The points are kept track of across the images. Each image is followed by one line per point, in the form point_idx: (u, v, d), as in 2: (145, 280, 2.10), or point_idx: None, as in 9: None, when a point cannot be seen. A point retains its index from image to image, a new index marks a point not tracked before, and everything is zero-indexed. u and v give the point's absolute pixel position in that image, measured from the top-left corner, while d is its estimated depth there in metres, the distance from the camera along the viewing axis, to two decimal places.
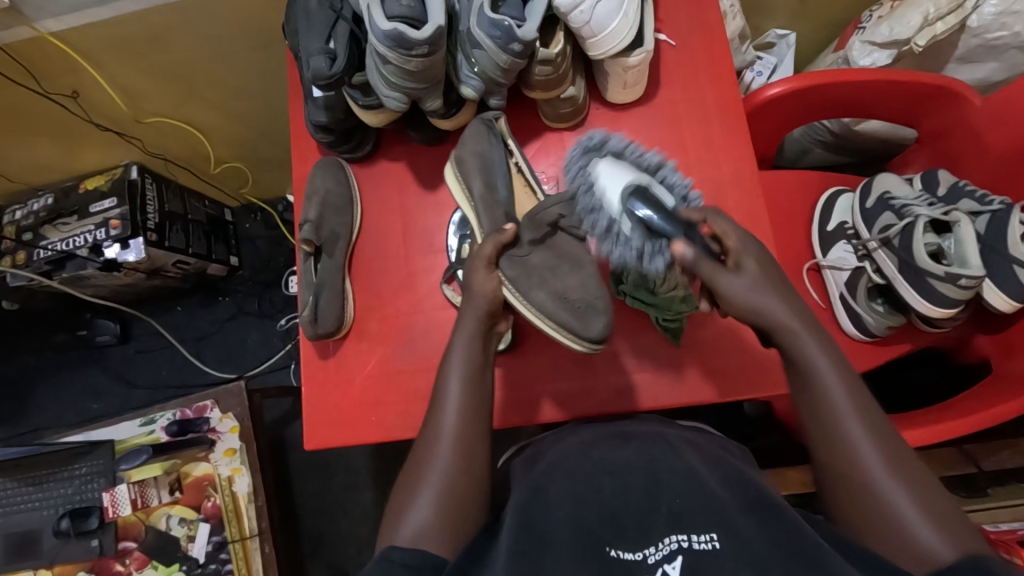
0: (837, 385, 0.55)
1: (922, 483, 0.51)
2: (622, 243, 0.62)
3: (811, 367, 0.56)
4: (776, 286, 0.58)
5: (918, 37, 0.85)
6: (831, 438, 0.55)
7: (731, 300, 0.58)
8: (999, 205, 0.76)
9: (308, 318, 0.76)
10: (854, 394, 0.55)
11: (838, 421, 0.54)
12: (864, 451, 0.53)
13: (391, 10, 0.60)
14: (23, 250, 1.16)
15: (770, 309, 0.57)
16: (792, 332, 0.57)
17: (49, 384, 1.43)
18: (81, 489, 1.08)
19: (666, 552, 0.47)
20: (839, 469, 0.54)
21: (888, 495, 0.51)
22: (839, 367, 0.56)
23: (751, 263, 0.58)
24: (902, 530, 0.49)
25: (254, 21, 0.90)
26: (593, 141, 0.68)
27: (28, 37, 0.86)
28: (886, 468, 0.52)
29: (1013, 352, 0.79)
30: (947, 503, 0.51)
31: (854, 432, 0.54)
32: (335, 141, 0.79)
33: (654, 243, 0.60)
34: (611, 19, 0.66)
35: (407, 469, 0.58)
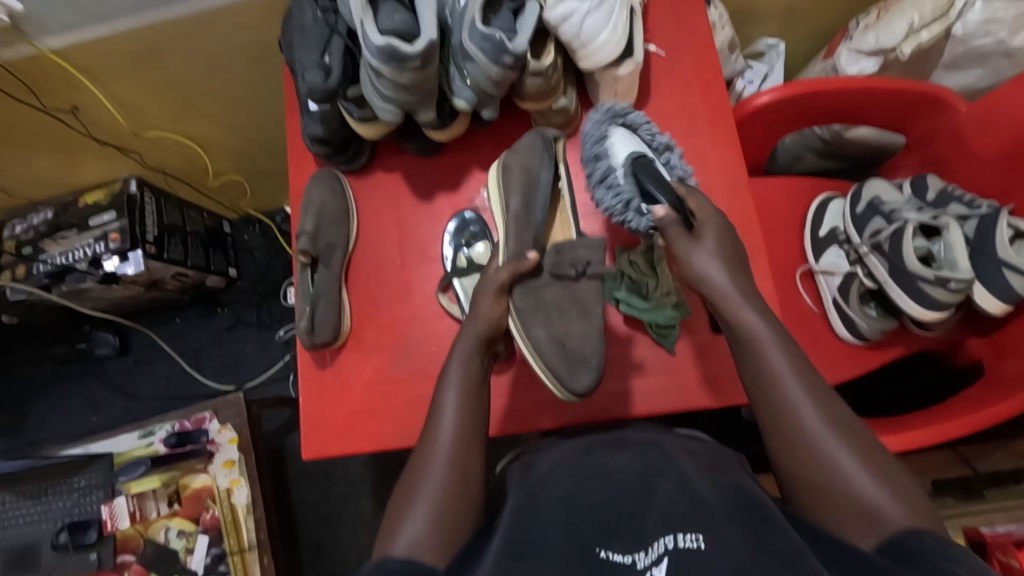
0: (780, 355, 0.56)
1: (866, 448, 0.52)
2: (612, 192, 0.70)
3: (753, 335, 0.58)
4: (730, 257, 0.61)
5: (903, 45, 0.87)
6: (775, 406, 0.55)
7: (686, 264, 0.61)
8: (987, 210, 0.78)
9: (305, 328, 0.77)
10: (793, 358, 0.56)
11: (781, 390, 0.55)
12: (808, 418, 0.54)
13: (384, 25, 0.61)
14: (23, 264, 1.17)
15: (720, 283, 0.59)
16: (732, 299, 0.59)
17: (48, 397, 1.44)
18: (81, 501, 1.08)
19: (655, 556, 0.47)
20: (787, 440, 0.54)
21: (832, 461, 0.52)
22: (777, 331, 0.58)
23: (710, 233, 0.61)
24: (846, 492, 0.50)
25: (251, 36, 0.92)
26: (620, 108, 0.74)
27: (28, 55, 0.87)
28: (830, 436, 0.53)
29: (1005, 355, 0.79)
30: (887, 462, 0.52)
31: (799, 400, 0.55)
32: (331, 153, 0.80)
33: (642, 201, 0.68)
34: (600, 31, 0.68)
35: (405, 480, 0.58)
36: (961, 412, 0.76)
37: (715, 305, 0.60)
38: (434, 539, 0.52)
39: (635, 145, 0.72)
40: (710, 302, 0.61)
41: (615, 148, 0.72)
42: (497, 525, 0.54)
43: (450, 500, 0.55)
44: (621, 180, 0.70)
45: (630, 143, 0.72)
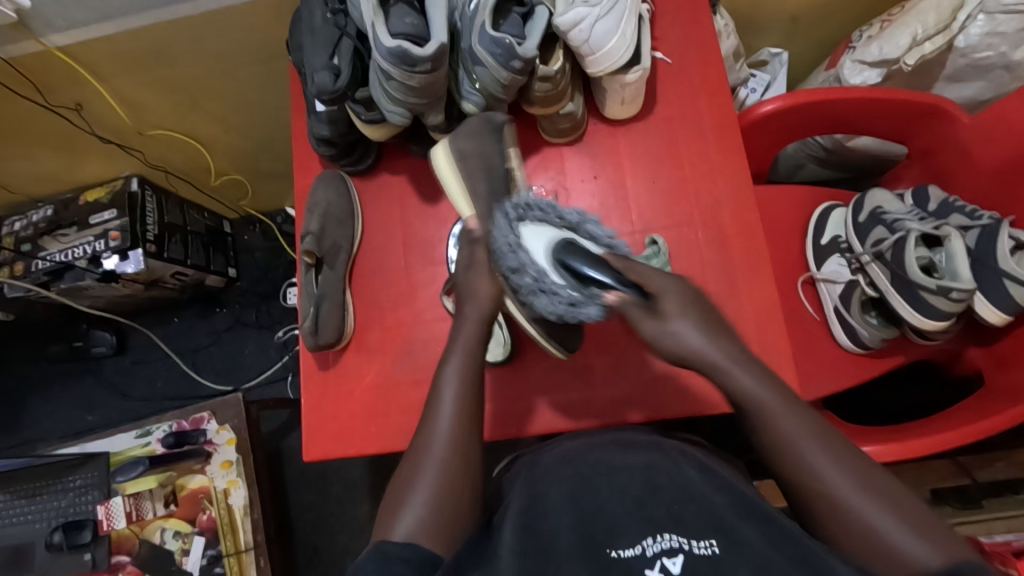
0: (786, 415, 0.55)
1: (895, 497, 0.50)
2: (550, 295, 0.61)
3: (756, 399, 0.56)
4: (706, 322, 0.57)
5: (906, 56, 0.88)
6: (796, 471, 0.53)
7: (659, 343, 0.57)
8: (989, 220, 0.78)
9: (308, 329, 0.77)
10: (802, 419, 0.55)
11: (795, 451, 0.54)
12: (829, 478, 0.52)
13: (395, 28, 0.61)
14: (22, 261, 1.17)
15: (707, 350, 0.56)
16: (719, 362, 0.56)
17: (44, 395, 1.43)
18: (76, 501, 1.07)
19: (665, 547, 0.46)
20: (809, 500, 0.52)
21: (859, 515, 0.50)
22: (776, 389, 0.56)
23: (677, 298, 0.57)
24: (884, 545, 0.48)
25: (257, 36, 0.92)
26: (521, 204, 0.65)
27: (34, 51, 0.87)
28: (854, 491, 0.51)
29: (1005, 365, 0.80)
30: (924, 511, 0.50)
31: (815, 459, 0.53)
32: (337, 154, 0.80)
33: (583, 291, 0.59)
34: (609, 37, 0.68)
35: (400, 471, 0.56)
36: (957, 423, 0.76)
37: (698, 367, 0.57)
38: (432, 531, 0.51)
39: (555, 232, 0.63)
40: (696, 366, 0.57)
41: (531, 246, 0.62)
42: (500, 525, 0.53)
43: (450, 495, 0.53)
44: (552, 284, 0.60)
45: (545, 233, 0.63)
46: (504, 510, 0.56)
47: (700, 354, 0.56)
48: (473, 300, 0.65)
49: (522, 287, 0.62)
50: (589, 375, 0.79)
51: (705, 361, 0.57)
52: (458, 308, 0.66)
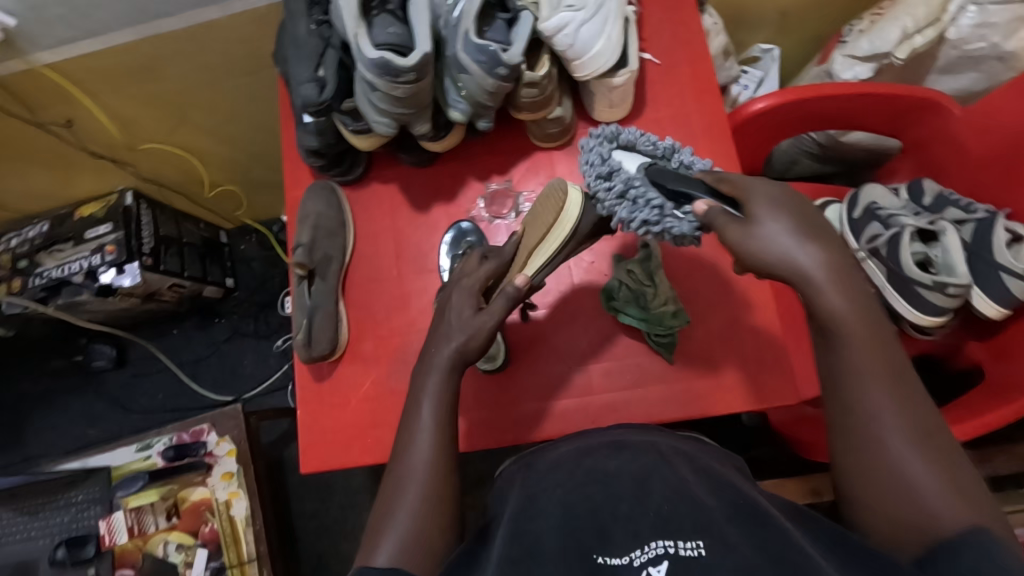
0: (864, 346, 0.52)
1: (942, 457, 0.48)
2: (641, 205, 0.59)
3: (838, 324, 0.53)
4: (810, 236, 0.53)
5: (897, 50, 0.87)
6: (848, 399, 0.52)
7: (748, 253, 0.52)
8: (984, 213, 0.78)
9: (302, 341, 0.78)
10: (879, 356, 0.52)
11: (859, 382, 0.52)
12: (884, 420, 0.50)
13: (378, 39, 0.61)
14: (19, 278, 1.17)
15: (807, 266, 0.52)
16: (813, 281, 0.53)
17: (46, 409, 1.43)
18: (78, 517, 1.07)
19: (651, 555, 0.46)
20: (853, 433, 0.51)
21: (894, 462, 0.49)
22: (862, 320, 0.53)
23: (772, 212, 0.53)
24: (908, 497, 0.47)
25: (243, 48, 0.92)
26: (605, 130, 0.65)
27: (21, 70, 0.87)
28: (901, 437, 0.49)
29: (1005, 358, 0.79)
30: (969, 479, 0.48)
31: (876, 396, 0.51)
32: (327, 164, 0.80)
33: (675, 204, 0.58)
34: (595, 41, 0.68)
35: (388, 477, 0.57)
36: (957, 420, 0.76)
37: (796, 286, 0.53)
38: (417, 544, 0.52)
39: (643, 159, 0.63)
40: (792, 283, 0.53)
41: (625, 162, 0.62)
42: (491, 532, 0.53)
43: (433, 503, 0.54)
44: (644, 191, 0.59)
45: (637, 159, 0.62)
46: (499, 517, 0.56)
47: (783, 249, 0.52)
48: (463, 333, 0.61)
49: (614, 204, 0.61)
50: (586, 381, 0.78)
51: (795, 271, 0.52)
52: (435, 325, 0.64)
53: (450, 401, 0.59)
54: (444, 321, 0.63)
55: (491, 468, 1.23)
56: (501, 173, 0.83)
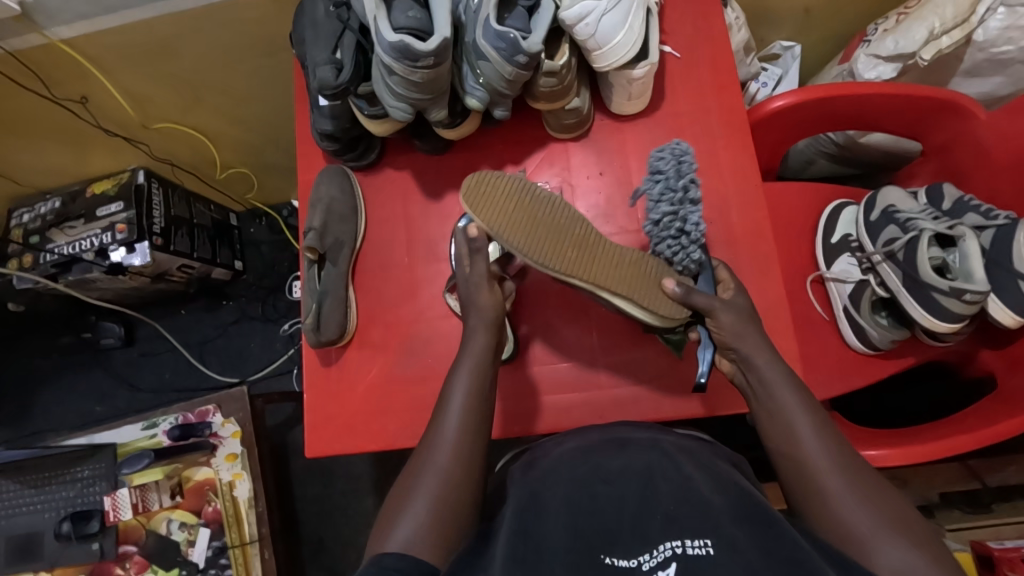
0: (796, 406, 0.57)
1: (891, 506, 0.51)
2: (686, 243, 0.67)
3: (771, 391, 0.59)
4: (756, 327, 0.64)
5: (923, 50, 0.86)
6: (791, 461, 0.55)
7: (723, 328, 0.63)
8: (1005, 220, 0.76)
9: (311, 325, 0.76)
10: (815, 420, 0.56)
11: (801, 447, 0.55)
12: (832, 479, 0.53)
13: (397, 21, 0.60)
14: (30, 253, 1.17)
15: (755, 352, 0.61)
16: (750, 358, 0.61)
17: (54, 385, 1.44)
18: (84, 492, 1.08)
19: (660, 558, 0.45)
20: (803, 493, 0.54)
21: (848, 515, 0.50)
22: (798, 388, 0.59)
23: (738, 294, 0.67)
24: (870, 552, 0.48)
25: (259, 30, 0.91)
26: (677, 158, 0.68)
27: (38, 44, 0.87)
28: (846, 488, 0.52)
29: (1017, 367, 0.78)
30: (918, 525, 0.50)
31: (812, 449, 0.55)
32: (341, 149, 0.80)
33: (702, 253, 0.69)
34: (616, 31, 0.67)
35: (408, 468, 0.58)
36: (968, 427, 0.75)
37: (751, 363, 0.61)
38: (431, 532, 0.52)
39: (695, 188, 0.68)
40: (744, 362, 0.62)
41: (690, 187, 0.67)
42: (498, 525, 0.53)
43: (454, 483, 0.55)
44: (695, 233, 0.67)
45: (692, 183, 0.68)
46: (502, 515, 0.55)
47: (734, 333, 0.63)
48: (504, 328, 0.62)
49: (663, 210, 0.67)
50: (592, 374, 0.78)
51: (742, 356, 0.62)
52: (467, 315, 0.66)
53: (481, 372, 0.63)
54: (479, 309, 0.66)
55: (494, 460, 1.23)
56: (515, 163, 0.82)
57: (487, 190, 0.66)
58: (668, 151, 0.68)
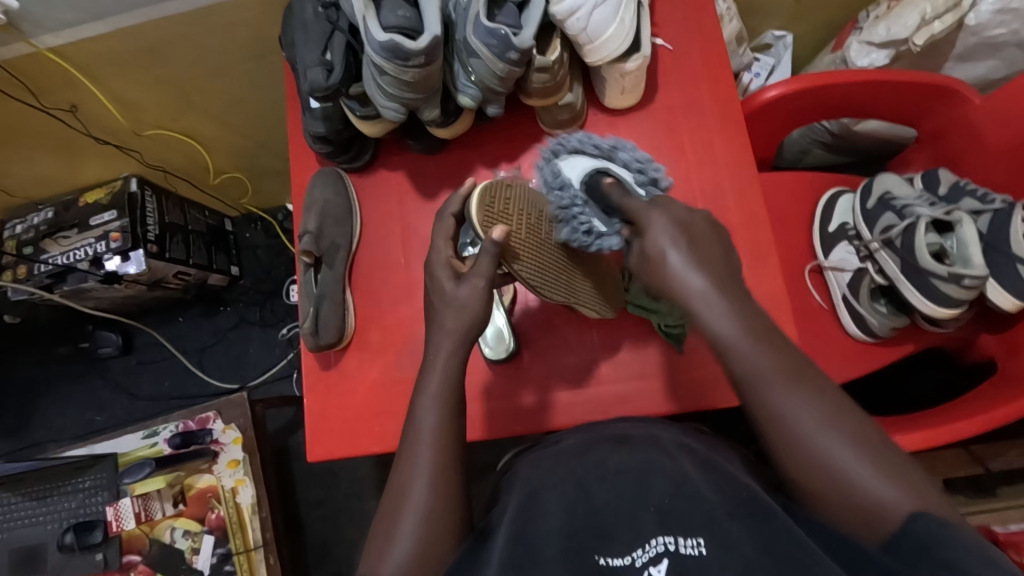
0: (776, 366, 0.47)
1: (866, 440, 0.45)
2: (575, 221, 0.64)
3: (718, 336, 0.49)
4: (704, 259, 0.50)
5: (915, 36, 0.85)
6: (767, 420, 0.47)
7: (652, 272, 0.52)
8: (1002, 204, 0.76)
9: (309, 329, 0.76)
10: (778, 356, 0.48)
11: (764, 391, 0.47)
12: (799, 417, 0.46)
13: (387, 21, 0.60)
14: (24, 264, 1.16)
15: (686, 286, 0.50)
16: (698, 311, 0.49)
17: (52, 396, 1.43)
18: (86, 502, 1.08)
19: (652, 554, 0.46)
20: (778, 445, 0.47)
21: (835, 465, 0.44)
22: (750, 330, 0.48)
23: (664, 236, 0.51)
24: (856, 492, 0.43)
25: (248, 34, 0.90)
26: (559, 144, 0.67)
27: (25, 53, 0.86)
28: (826, 434, 0.45)
29: (1016, 351, 0.79)
30: (896, 454, 0.45)
31: (786, 400, 0.46)
32: (334, 151, 0.79)
33: (606, 219, 0.62)
34: (607, 25, 0.67)
35: (387, 493, 0.53)
36: (972, 412, 0.74)
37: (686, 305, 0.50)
38: (425, 557, 0.49)
39: (589, 162, 0.65)
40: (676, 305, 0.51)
41: (569, 175, 0.65)
42: (493, 529, 0.52)
43: (440, 490, 0.51)
44: (582, 211, 0.63)
45: (583, 163, 0.65)
46: (499, 514, 0.54)
47: (679, 269, 0.50)
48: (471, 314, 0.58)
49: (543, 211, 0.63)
50: (594, 371, 0.78)
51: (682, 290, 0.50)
52: (429, 325, 0.60)
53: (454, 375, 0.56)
54: (431, 315, 0.60)
55: (496, 459, 1.22)
56: (510, 161, 0.82)
57: (501, 210, 0.61)
58: (556, 140, 0.68)
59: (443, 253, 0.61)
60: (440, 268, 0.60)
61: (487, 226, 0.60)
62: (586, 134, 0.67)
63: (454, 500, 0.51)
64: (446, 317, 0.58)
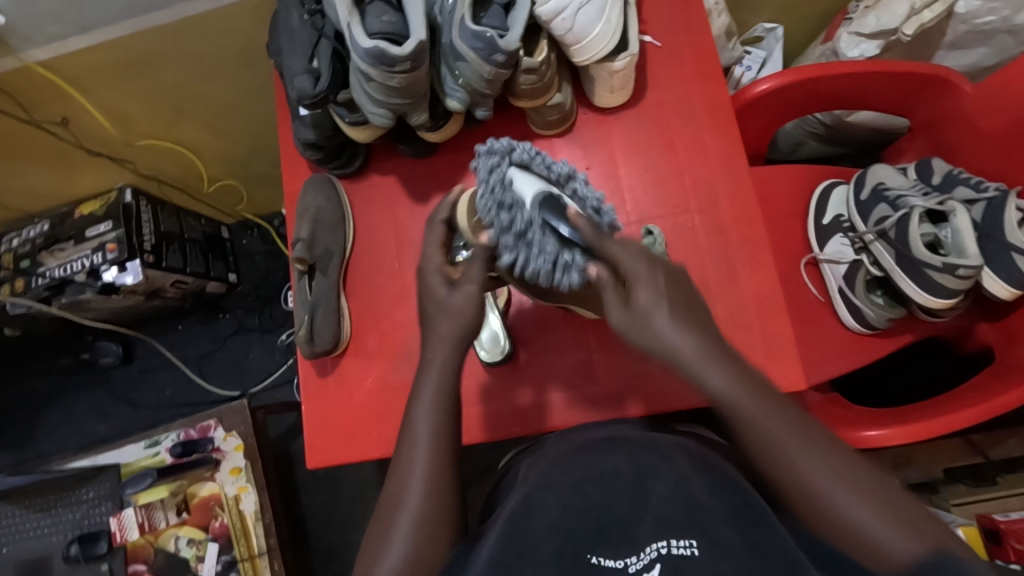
0: (757, 409, 0.48)
1: (876, 483, 0.45)
2: (537, 252, 0.56)
3: (748, 423, 0.48)
4: (692, 321, 0.50)
5: (905, 25, 0.84)
6: (781, 476, 0.47)
7: (641, 334, 0.50)
8: (995, 192, 0.75)
9: (305, 336, 0.77)
10: (796, 428, 0.47)
11: (774, 444, 0.47)
12: (809, 475, 0.46)
13: (372, 27, 0.60)
14: (22, 278, 1.17)
15: (727, 381, 0.49)
16: (697, 369, 0.48)
17: (55, 408, 1.44)
18: (89, 513, 1.08)
19: (646, 560, 0.46)
20: (791, 493, 0.47)
21: (843, 511, 0.44)
22: (745, 380, 0.49)
23: (654, 288, 0.50)
24: (865, 534, 0.44)
25: (236, 42, 0.90)
26: (499, 145, 0.60)
27: (15, 67, 0.86)
28: (833, 482, 0.45)
29: (1015, 339, 0.78)
30: (909, 500, 0.45)
31: (794, 453, 0.47)
32: (324, 158, 0.80)
33: (567, 251, 0.55)
34: (594, 25, 0.66)
35: (381, 502, 0.53)
36: (967, 402, 0.74)
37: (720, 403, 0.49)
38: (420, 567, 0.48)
39: (542, 184, 0.58)
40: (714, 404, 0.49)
41: (521, 193, 0.57)
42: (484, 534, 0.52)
43: (433, 500, 0.51)
44: (539, 238, 0.55)
45: (534, 183, 0.58)
46: (494, 518, 0.54)
47: (660, 326, 0.49)
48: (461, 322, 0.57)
49: (499, 241, 0.57)
50: (591, 371, 0.78)
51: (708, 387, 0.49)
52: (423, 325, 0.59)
53: (447, 384, 0.56)
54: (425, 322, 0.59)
55: (498, 459, 1.22)
56: None
57: (485, 218, 0.62)
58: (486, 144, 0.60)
59: (434, 261, 0.60)
60: (432, 276, 0.59)
61: (474, 231, 0.61)
62: (534, 150, 0.61)
63: (447, 507, 0.51)
64: (441, 325, 0.56)
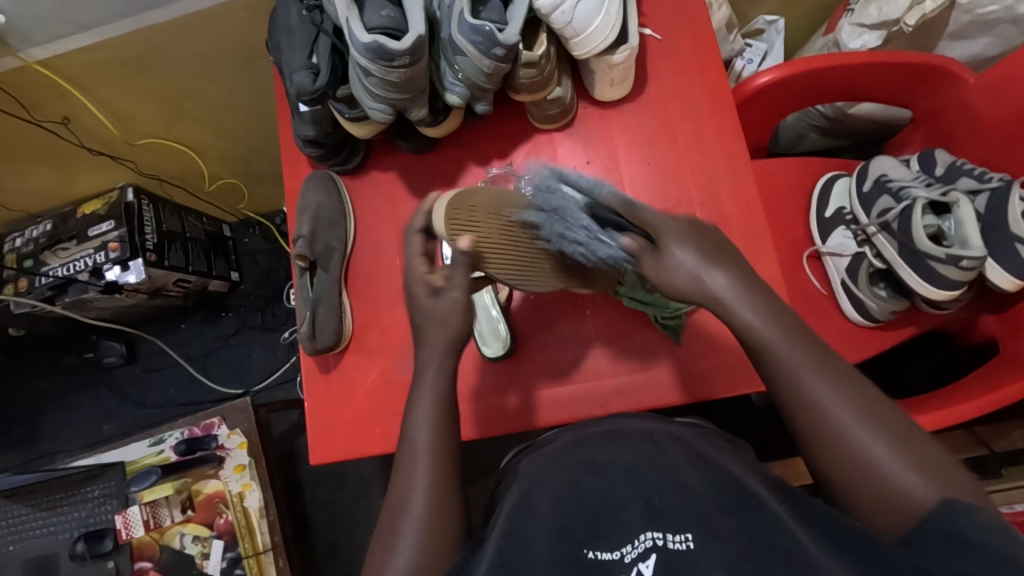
0: (793, 349, 0.50)
1: (900, 430, 0.47)
2: (571, 230, 0.59)
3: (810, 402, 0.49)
4: (721, 259, 0.54)
5: (906, 16, 0.84)
6: (810, 422, 0.49)
7: (673, 281, 0.54)
8: (1000, 182, 0.75)
9: (306, 334, 0.77)
10: (845, 394, 0.48)
11: (805, 392, 0.49)
12: (832, 411, 0.48)
13: (370, 21, 0.60)
14: (25, 277, 1.17)
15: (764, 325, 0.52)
16: (727, 308, 0.53)
17: (60, 407, 1.44)
18: (95, 511, 1.09)
19: (641, 549, 0.46)
20: (822, 452, 0.48)
21: (872, 462, 0.46)
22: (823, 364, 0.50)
23: (685, 241, 0.54)
24: (895, 490, 0.45)
25: (236, 40, 0.90)
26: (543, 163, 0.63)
27: (14, 67, 0.86)
28: (860, 424, 0.47)
29: (1018, 331, 0.78)
30: (934, 451, 0.46)
31: (819, 392, 0.49)
32: (325, 154, 0.79)
33: (603, 229, 0.59)
34: (593, 17, 0.66)
35: (386, 503, 0.53)
36: (972, 394, 0.74)
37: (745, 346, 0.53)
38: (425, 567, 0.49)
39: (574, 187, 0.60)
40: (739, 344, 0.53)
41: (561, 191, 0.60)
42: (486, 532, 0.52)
43: (436, 501, 0.52)
44: (576, 216, 0.58)
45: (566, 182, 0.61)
46: (496, 516, 0.55)
47: (701, 271, 0.53)
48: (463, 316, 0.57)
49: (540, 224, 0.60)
50: (592, 365, 0.77)
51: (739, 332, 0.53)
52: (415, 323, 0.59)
53: (443, 386, 0.56)
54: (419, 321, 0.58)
55: (500, 455, 1.23)
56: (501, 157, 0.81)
57: (466, 216, 0.57)
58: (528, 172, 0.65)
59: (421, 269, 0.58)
60: (418, 285, 0.58)
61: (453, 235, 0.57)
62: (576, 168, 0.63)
63: (451, 509, 0.52)
64: (433, 333, 0.56)
